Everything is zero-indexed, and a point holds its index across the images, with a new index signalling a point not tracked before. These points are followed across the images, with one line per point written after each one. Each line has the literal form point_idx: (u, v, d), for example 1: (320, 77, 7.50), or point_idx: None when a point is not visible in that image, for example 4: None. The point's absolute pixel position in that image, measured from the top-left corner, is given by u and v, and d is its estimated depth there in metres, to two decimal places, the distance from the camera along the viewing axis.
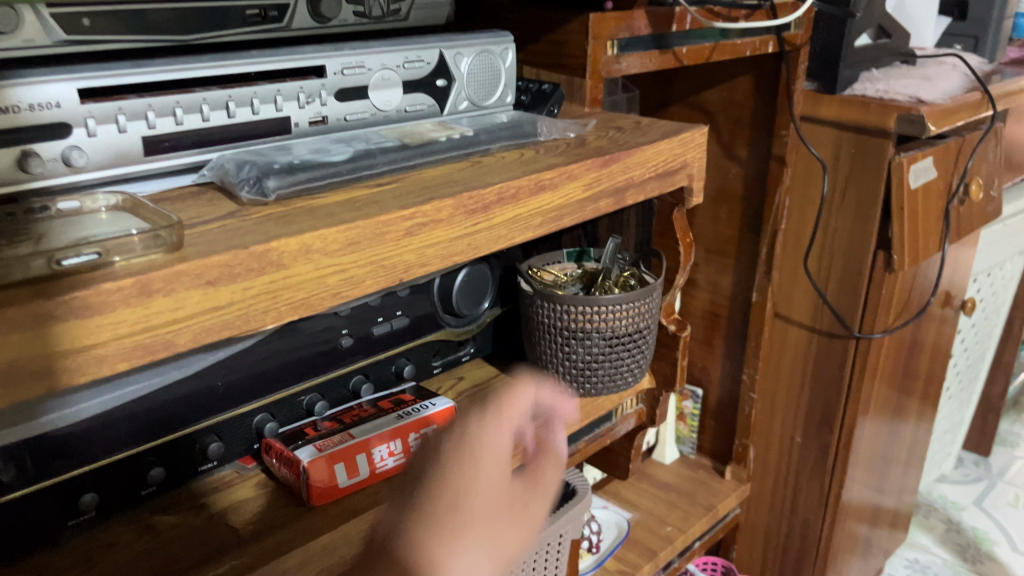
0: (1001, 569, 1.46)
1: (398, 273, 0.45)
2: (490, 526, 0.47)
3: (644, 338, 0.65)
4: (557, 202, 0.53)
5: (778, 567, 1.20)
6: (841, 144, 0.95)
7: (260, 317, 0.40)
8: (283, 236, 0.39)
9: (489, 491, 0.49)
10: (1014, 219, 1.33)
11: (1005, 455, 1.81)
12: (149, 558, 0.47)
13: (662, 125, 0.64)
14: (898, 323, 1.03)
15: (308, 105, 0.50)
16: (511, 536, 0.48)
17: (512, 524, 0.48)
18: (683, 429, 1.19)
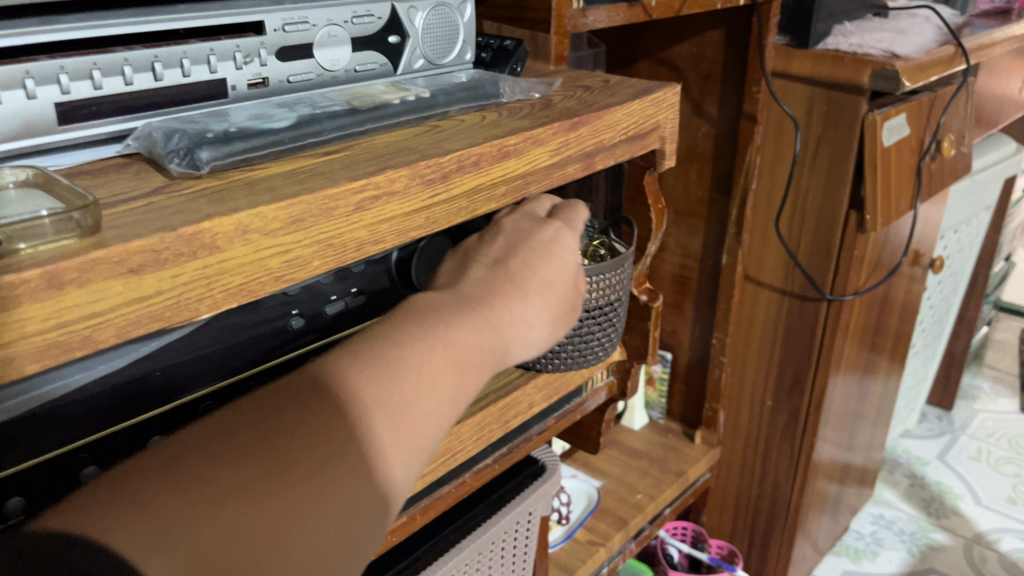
0: (965, 523, 1.47)
1: (349, 252, 0.41)
2: (557, 306, 0.47)
3: (614, 310, 0.62)
4: (521, 169, 0.49)
5: (748, 529, 1.20)
6: (814, 101, 0.91)
7: (193, 306, 0.35)
8: (216, 215, 0.35)
9: (566, 273, 0.48)
10: (981, 175, 1.32)
11: (968, 409, 1.83)
12: None
13: (632, 84, 0.60)
14: (869, 284, 1.02)
15: (246, 65, 0.45)
16: (563, 327, 0.48)
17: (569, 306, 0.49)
18: (653, 393, 1.17)
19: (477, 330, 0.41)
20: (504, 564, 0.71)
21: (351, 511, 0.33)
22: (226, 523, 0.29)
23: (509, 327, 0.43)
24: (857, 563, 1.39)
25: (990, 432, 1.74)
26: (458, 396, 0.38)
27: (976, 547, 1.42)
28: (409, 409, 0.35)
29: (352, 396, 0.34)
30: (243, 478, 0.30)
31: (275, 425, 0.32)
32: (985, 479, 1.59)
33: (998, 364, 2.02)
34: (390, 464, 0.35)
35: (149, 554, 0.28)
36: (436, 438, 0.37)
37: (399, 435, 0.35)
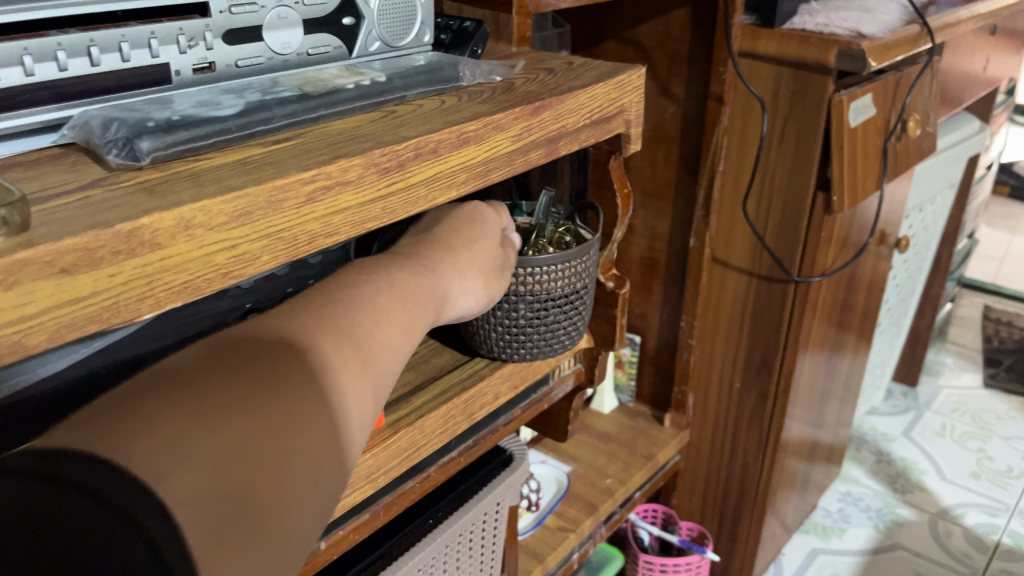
0: (930, 499, 1.49)
1: (301, 246, 0.39)
2: (485, 264, 0.50)
3: (580, 298, 0.61)
4: (482, 156, 0.48)
5: (718, 510, 1.20)
6: (781, 81, 0.91)
7: (134, 306, 0.34)
8: (156, 210, 0.33)
9: (488, 238, 0.52)
10: (946, 154, 1.32)
11: (932, 384, 1.86)
12: None
13: (596, 66, 0.58)
14: (836, 264, 1.02)
15: (190, 49, 0.43)
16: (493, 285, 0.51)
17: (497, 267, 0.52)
18: (622, 376, 1.16)
19: (416, 279, 0.43)
20: (472, 557, 0.70)
21: (340, 424, 0.33)
22: (232, 437, 0.29)
23: (444, 279, 0.46)
24: (825, 540, 1.40)
25: (954, 408, 1.77)
26: (411, 333, 0.40)
27: (941, 521, 1.44)
28: (373, 340, 0.37)
29: (317, 325, 0.35)
30: (241, 394, 0.30)
31: (259, 351, 0.32)
32: (949, 454, 1.61)
33: (960, 340, 2.05)
34: (365, 385, 0.35)
35: (166, 467, 0.27)
36: (397, 369, 0.38)
37: (368, 357, 0.36)
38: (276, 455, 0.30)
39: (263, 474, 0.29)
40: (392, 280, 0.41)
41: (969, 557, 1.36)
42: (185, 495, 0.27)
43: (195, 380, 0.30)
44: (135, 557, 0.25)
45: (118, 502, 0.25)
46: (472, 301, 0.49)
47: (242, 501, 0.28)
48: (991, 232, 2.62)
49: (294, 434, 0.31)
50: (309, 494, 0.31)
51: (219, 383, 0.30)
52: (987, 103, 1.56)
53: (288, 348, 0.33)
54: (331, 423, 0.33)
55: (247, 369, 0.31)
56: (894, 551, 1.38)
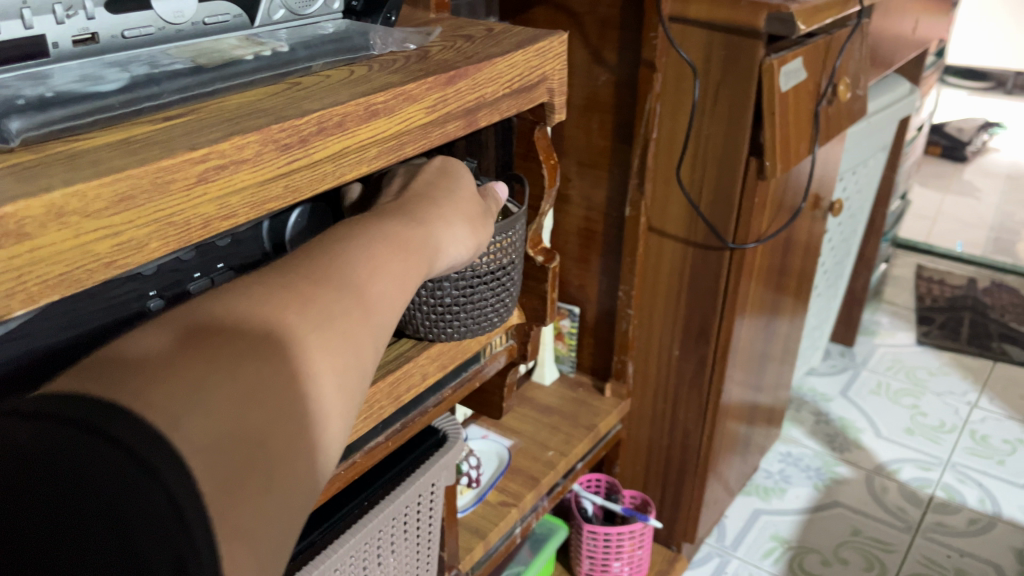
0: (866, 456, 1.53)
1: (195, 231, 0.37)
2: (470, 211, 0.50)
3: (508, 275, 0.60)
4: (395, 129, 0.45)
5: (660, 478, 1.21)
6: (712, 45, 0.88)
7: (3, 303, 0.31)
8: (22, 196, 0.30)
9: (467, 186, 0.52)
10: (877, 116, 1.33)
11: (867, 344, 1.90)
12: None
13: (517, 32, 0.56)
14: (772, 230, 1.02)
15: (69, 19, 0.39)
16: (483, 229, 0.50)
17: (484, 214, 0.51)
18: (562, 348, 1.15)
19: (408, 232, 0.42)
20: (407, 540, 0.69)
21: (336, 382, 0.33)
22: (243, 386, 0.28)
23: (434, 229, 0.45)
24: (766, 501, 1.42)
25: (889, 366, 1.81)
26: (407, 284, 0.40)
27: (877, 478, 1.47)
28: (371, 297, 0.36)
29: (314, 281, 0.34)
30: (249, 347, 0.30)
31: (265, 302, 0.32)
32: (885, 412, 1.65)
33: (895, 299, 2.10)
34: (364, 338, 0.35)
35: (181, 414, 0.26)
36: (394, 322, 0.38)
37: (366, 310, 0.36)
38: (283, 408, 0.30)
39: (273, 425, 0.29)
40: (383, 234, 0.41)
41: (903, 511, 1.40)
42: (199, 443, 0.26)
43: (202, 332, 0.29)
44: (160, 509, 0.24)
45: (138, 448, 0.24)
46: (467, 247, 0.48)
47: (255, 450, 0.28)
48: (923, 191, 2.68)
49: (300, 387, 0.31)
50: (316, 443, 0.31)
51: (225, 335, 0.29)
52: (916, 65, 1.58)
53: (289, 302, 0.33)
54: (333, 376, 0.33)
55: (254, 323, 0.31)
56: (833, 509, 1.41)
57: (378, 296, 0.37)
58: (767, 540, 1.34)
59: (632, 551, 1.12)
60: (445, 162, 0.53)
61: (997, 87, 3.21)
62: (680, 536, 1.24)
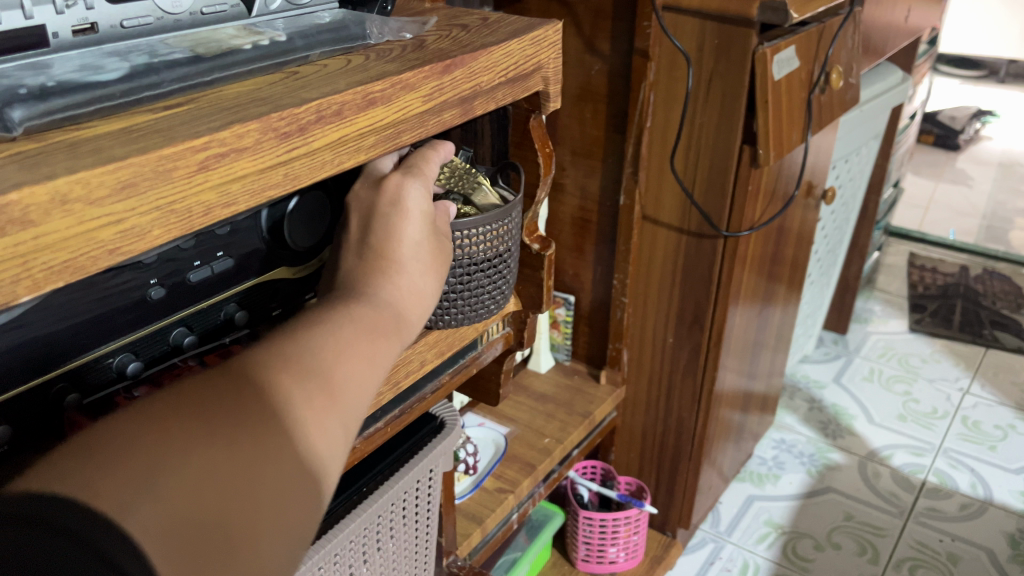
0: (859, 442, 1.54)
1: (196, 218, 0.37)
2: (432, 254, 0.49)
3: (504, 262, 0.60)
4: (392, 118, 0.46)
5: (655, 464, 1.22)
6: (704, 34, 0.89)
7: (10, 289, 0.31)
8: (27, 184, 0.31)
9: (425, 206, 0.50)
10: (869, 104, 1.34)
11: (860, 331, 1.91)
12: None
13: (511, 21, 0.57)
14: (764, 217, 1.03)
15: (69, 9, 0.39)
16: (439, 266, 0.50)
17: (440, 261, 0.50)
18: (557, 336, 1.15)
19: (377, 312, 0.44)
20: (406, 526, 0.70)
21: (309, 458, 0.35)
22: (200, 480, 0.31)
23: (403, 300, 0.46)
24: (760, 487, 1.44)
25: (882, 353, 1.82)
26: (377, 362, 0.41)
27: (870, 463, 1.49)
28: (340, 381, 0.38)
29: (280, 370, 0.36)
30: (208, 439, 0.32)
31: (228, 388, 0.34)
32: (878, 399, 1.66)
33: (888, 287, 2.11)
34: (332, 415, 0.37)
35: (132, 504, 0.29)
36: (365, 399, 0.39)
37: (335, 393, 0.37)
38: (244, 489, 0.32)
39: (231, 504, 0.32)
40: (355, 312, 0.43)
41: (896, 496, 1.42)
42: (150, 529, 0.29)
43: (167, 422, 0.32)
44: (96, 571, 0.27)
45: (79, 531, 0.28)
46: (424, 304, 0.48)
47: (211, 529, 0.31)
48: (916, 180, 2.69)
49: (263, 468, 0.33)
50: (279, 520, 0.33)
51: (185, 425, 0.32)
52: (908, 53, 1.58)
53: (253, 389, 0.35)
54: (307, 456, 0.35)
55: (216, 410, 0.33)
56: (826, 494, 1.42)
57: (345, 374, 0.38)
58: (761, 526, 1.35)
59: (628, 536, 1.13)
60: (401, 191, 0.49)
61: (991, 75, 3.22)
62: (675, 522, 1.25)
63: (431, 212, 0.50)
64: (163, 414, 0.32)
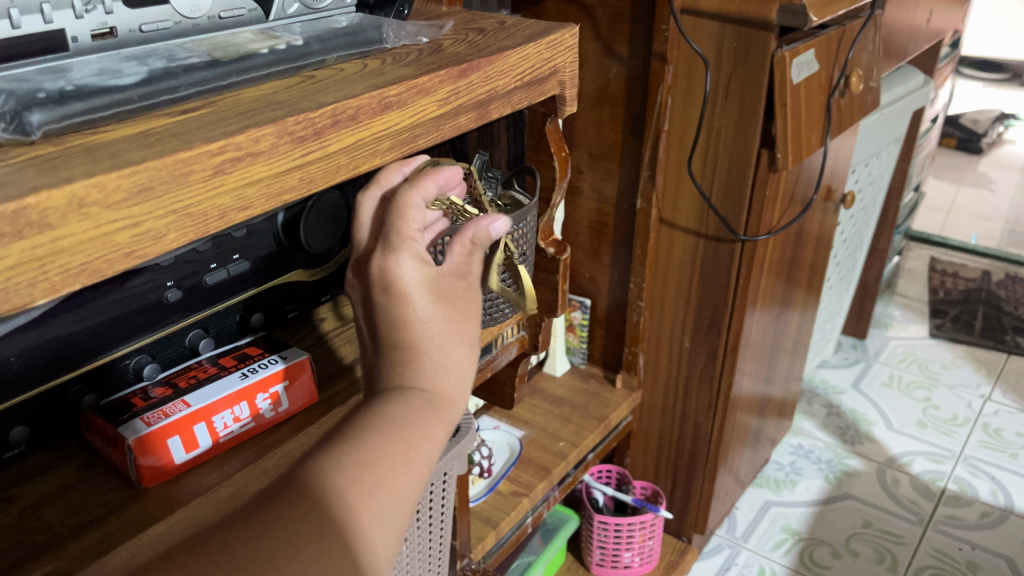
0: (878, 448, 1.53)
1: (211, 222, 0.37)
2: (448, 317, 0.42)
3: (520, 266, 0.60)
4: (407, 122, 0.46)
5: (671, 469, 1.21)
6: (723, 38, 0.88)
7: (27, 292, 0.31)
8: (43, 187, 0.31)
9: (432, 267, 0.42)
10: (890, 108, 1.33)
11: (880, 336, 1.89)
12: None
13: (528, 25, 0.57)
14: (783, 222, 1.02)
15: (88, 14, 0.39)
16: (467, 322, 0.43)
17: (465, 313, 0.43)
18: (573, 339, 1.15)
19: (417, 405, 0.39)
20: (420, 529, 0.70)
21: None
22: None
23: (434, 379, 0.41)
24: (777, 493, 1.42)
25: (901, 358, 1.81)
26: (415, 459, 0.37)
27: (889, 470, 1.47)
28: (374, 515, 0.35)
29: (319, 500, 0.33)
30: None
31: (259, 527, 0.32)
32: (897, 405, 1.65)
33: (908, 292, 2.09)
34: (368, 537, 0.34)
35: None
36: (404, 505, 0.36)
37: (367, 509, 0.34)
38: None
39: None
40: (382, 411, 0.38)
41: (916, 504, 1.40)
42: None
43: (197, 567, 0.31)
44: None
45: None
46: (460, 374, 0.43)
47: None
48: (937, 184, 2.67)
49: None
50: None
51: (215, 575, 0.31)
52: (930, 56, 1.57)
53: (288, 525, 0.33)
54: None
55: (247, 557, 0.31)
56: (844, 501, 1.41)
57: (375, 487, 0.35)
58: (778, 532, 1.34)
59: (643, 541, 1.12)
60: (391, 268, 0.41)
61: (1014, 78, 3.18)
62: (691, 527, 1.24)
63: (433, 274, 0.42)
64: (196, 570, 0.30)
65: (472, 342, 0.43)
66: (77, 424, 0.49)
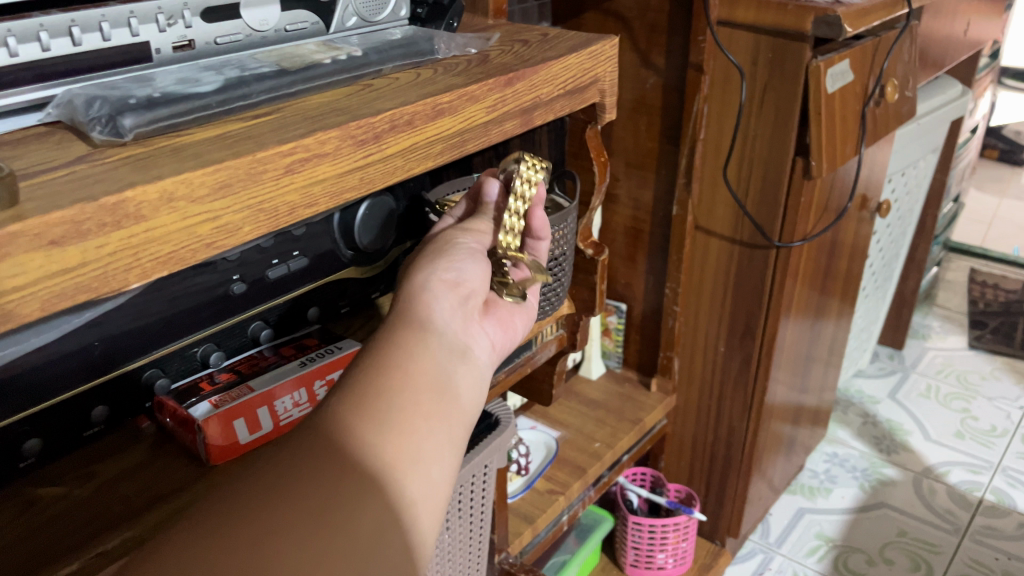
0: (914, 458, 1.53)
1: (281, 217, 0.41)
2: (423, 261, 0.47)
3: (559, 265, 0.64)
4: (457, 127, 0.49)
5: (705, 473, 1.23)
6: (759, 49, 0.90)
7: (123, 276, 0.35)
8: (139, 183, 0.34)
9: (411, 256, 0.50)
10: (927, 117, 1.34)
11: (917, 347, 1.89)
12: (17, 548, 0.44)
13: (571, 37, 0.60)
14: (817, 230, 1.03)
15: (169, 28, 0.43)
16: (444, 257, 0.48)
17: (431, 253, 0.48)
18: (609, 343, 1.18)
19: (392, 331, 0.41)
20: (461, 519, 0.73)
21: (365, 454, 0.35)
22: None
23: (422, 294, 0.44)
24: (811, 500, 1.43)
25: (940, 369, 1.80)
26: (408, 346, 0.40)
27: (925, 480, 1.47)
28: (339, 430, 0.35)
29: (332, 406, 0.36)
30: (224, 536, 0.31)
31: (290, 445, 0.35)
32: (934, 415, 1.64)
33: (947, 303, 2.08)
34: (375, 400, 0.36)
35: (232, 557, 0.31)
36: (410, 376, 0.38)
37: (372, 393, 0.36)
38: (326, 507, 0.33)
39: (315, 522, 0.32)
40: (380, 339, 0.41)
41: (952, 514, 1.40)
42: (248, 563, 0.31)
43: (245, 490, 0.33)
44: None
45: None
46: (434, 287, 0.45)
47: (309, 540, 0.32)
48: (979, 196, 2.64)
49: (277, 547, 0.31)
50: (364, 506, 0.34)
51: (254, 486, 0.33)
52: (969, 66, 1.57)
53: (280, 473, 0.33)
54: (359, 517, 0.33)
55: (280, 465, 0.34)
56: (879, 510, 1.41)
57: (371, 369, 0.38)
58: (812, 538, 1.35)
59: (677, 543, 1.14)
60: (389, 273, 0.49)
61: None
62: (724, 531, 1.25)
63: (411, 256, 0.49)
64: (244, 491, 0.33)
65: (451, 265, 0.47)
66: (150, 406, 0.53)
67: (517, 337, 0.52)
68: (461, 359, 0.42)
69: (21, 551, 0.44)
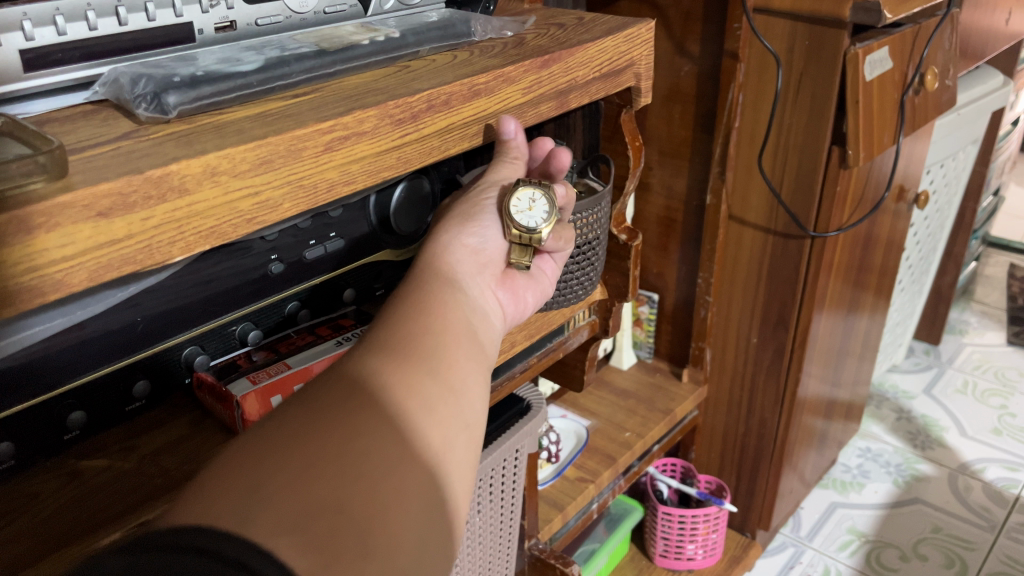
0: (949, 454, 1.50)
1: (321, 194, 0.42)
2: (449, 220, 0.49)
3: (593, 249, 0.64)
4: (493, 108, 0.49)
5: (736, 464, 1.22)
6: (796, 36, 0.89)
7: (166, 249, 0.36)
8: (183, 157, 0.35)
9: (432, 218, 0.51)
10: (967, 109, 1.31)
11: (954, 343, 1.85)
12: (60, 518, 0.45)
13: (606, 20, 0.60)
14: (852, 220, 1.02)
15: (212, 9, 0.44)
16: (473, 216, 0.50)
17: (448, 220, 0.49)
18: (640, 334, 1.18)
19: (428, 285, 0.44)
20: (491, 502, 0.73)
21: (420, 380, 0.37)
22: (307, 481, 0.31)
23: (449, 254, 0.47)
24: (844, 494, 1.42)
25: (976, 365, 1.77)
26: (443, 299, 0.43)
27: (961, 476, 1.45)
28: (381, 365, 0.37)
29: (376, 344, 0.38)
30: (296, 445, 0.32)
31: (345, 374, 0.36)
32: (971, 411, 1.62)
33: (985, 299, 2.04)
34: (417, 340, 0.39)
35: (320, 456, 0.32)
36: (446, 323, 0.42)
37: (414, 335, 0.40)
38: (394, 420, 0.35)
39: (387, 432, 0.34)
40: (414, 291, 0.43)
41: (987, 511, 1.38)
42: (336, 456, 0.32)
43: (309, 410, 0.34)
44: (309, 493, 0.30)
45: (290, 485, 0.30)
46: (456, 250, 0.47)
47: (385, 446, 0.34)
48: (1019, 191, 2.58)
49: (362, 444, 0.33)
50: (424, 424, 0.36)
51: (318, 405, 0.34)
52: (1010, 56, 1.54)
53: (345, 393, 0.35)
54: (422, 431, 0.36)
55: (338, 389, 0.35)
56: (912, 505, 1.39)
57: (410, 317, 0.41)
58: (844, 533, 1.34)
59: (707, 534, 1.13)
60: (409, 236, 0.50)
61: None
62: (755, 523, 1.25)
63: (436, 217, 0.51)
64: (310, 411, 0.34)
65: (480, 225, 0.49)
66: (189, 381, 0.54)
67: (525, 312, 0.53)
68: (479, 317, 0.45)
69: (65, 519, 0.45)
